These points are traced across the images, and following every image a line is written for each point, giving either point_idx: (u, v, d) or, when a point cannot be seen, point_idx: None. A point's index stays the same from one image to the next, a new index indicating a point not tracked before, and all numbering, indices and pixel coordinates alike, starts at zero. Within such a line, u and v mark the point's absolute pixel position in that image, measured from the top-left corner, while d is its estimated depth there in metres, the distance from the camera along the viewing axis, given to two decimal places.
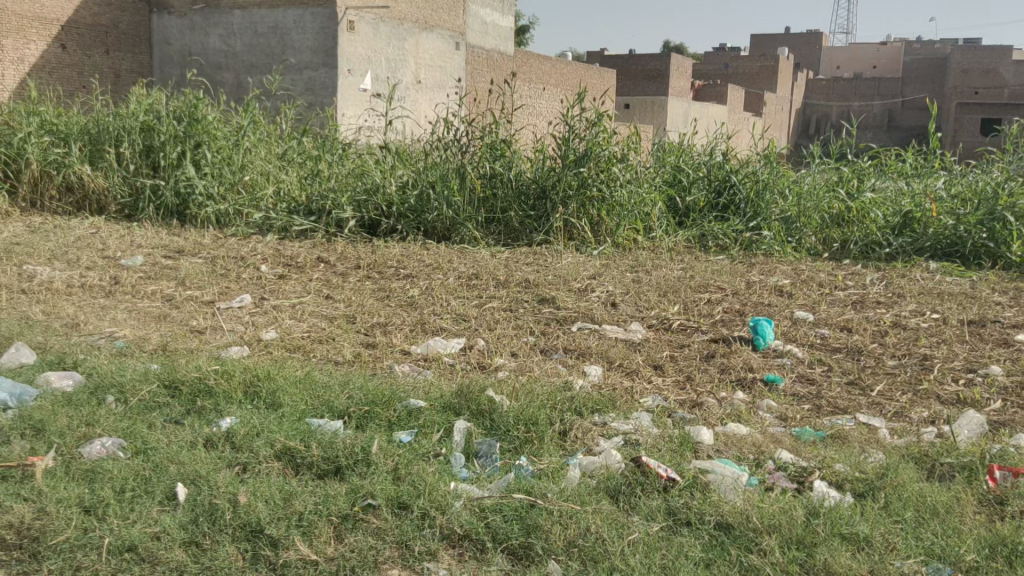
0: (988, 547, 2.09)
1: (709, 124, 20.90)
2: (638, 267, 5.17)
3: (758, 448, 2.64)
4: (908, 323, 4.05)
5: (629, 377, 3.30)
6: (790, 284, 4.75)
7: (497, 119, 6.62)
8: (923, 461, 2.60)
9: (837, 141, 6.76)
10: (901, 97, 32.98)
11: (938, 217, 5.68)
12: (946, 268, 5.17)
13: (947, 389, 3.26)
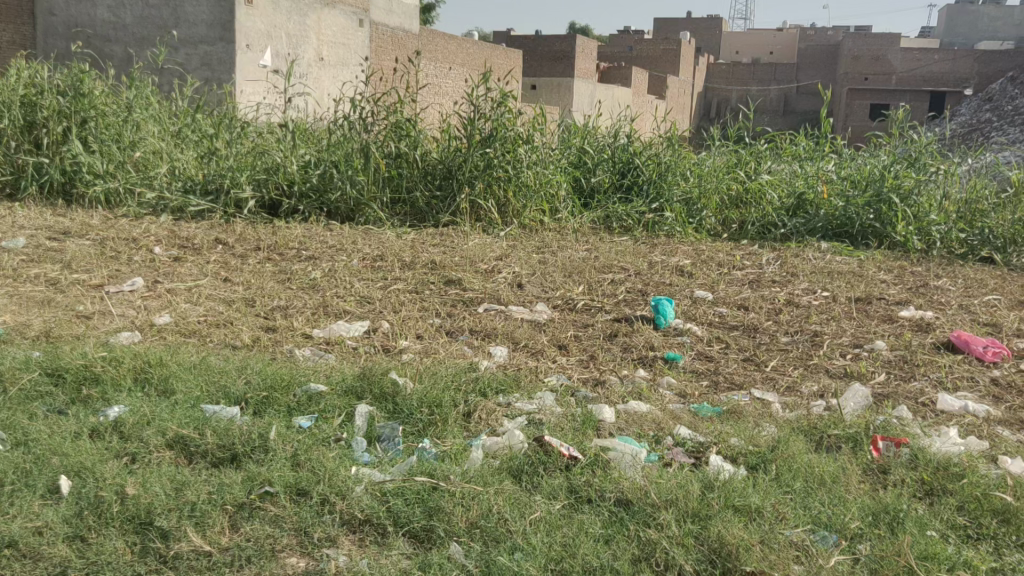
0: (871, 514, 2.20)
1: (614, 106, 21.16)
2: (544, 247, 5.21)
3: (657, 425, 2.71)
4: (800, 301, 4.20)
5: (534, 357, 3.33)
6: (691, 264, 4.87)
7: (402, 98, 6.54)
8: (812, 433, 2.72)
9: (735, 125, 6.94)
10: (796, 82, 34.03)
11: (829, 199, 5.89)
12: (836, 248, 5.40)
13: (836, 364, 3.41)
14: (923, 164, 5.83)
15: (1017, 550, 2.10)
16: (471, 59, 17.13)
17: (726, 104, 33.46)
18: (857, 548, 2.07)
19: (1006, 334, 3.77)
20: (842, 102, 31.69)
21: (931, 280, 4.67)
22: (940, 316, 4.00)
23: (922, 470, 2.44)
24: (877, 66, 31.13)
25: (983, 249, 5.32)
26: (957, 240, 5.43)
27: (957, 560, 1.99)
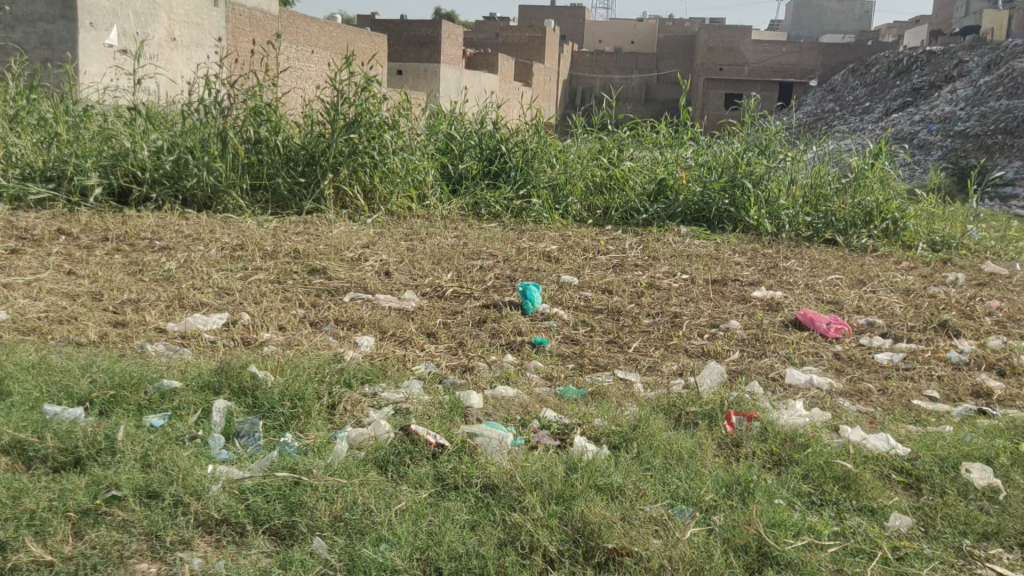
0: (725, 486, 2.31)
1: (481, 93, 21.20)
2: (412, 234, 5.18)
3: (524, 409, 2.74)
4: (662, 284, 4.34)
5: (401, 346, 3.30)
6: (557, 249, 4.94)
7: (262, 81, 6.32)
8: (672, 411, 2.83)
9: (600, 113, 7.09)
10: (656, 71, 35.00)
11: (688, 184, 6.10)
12: (694, 232, 5.61)
13: (694, 344, 3.55)
14: (773, 151, 6.12)
15: (855, 513, 2.25)
16: (335, 42, 16.71)
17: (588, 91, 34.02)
18: (712, 520, 2.16)
19: (847, 312, 4.03)
20: (699, 92, 32.91)
21: (780, 261, 4.93)
22: (789, 296, 4.22)
23: (772, 442, 2.57)
24: (731, 57, 32.46)
25: (827, 232, 5.64)
26: (804, 223, 5.73)
27: (802, 526, 2.12)
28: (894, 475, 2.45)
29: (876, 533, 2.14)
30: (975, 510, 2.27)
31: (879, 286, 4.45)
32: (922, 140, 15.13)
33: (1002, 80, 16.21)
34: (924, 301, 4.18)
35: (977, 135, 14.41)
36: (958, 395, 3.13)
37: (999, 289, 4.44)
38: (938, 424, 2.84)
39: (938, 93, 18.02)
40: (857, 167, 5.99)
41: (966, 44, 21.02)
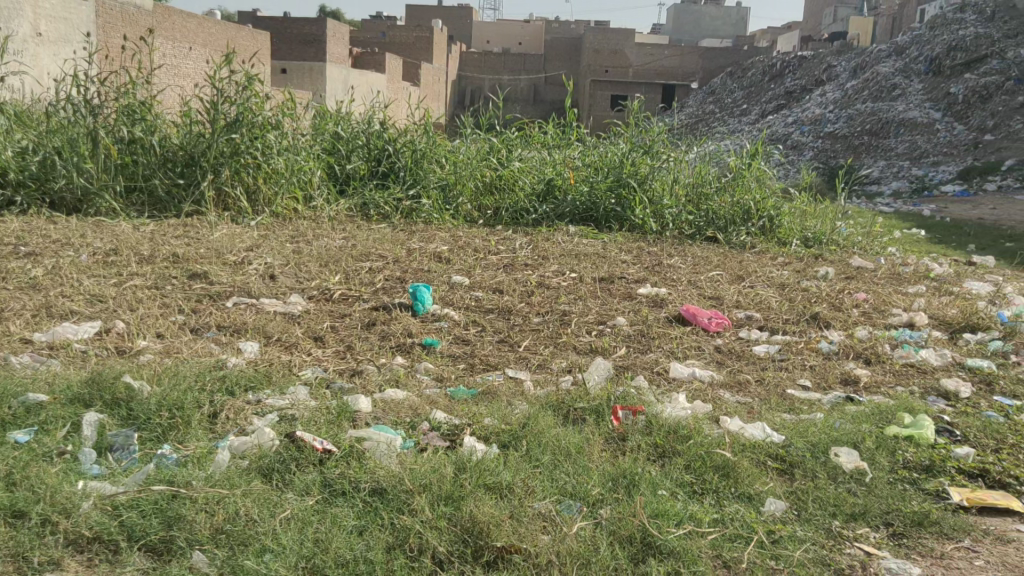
0: (611, 480, 2.36)
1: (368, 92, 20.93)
2: (299, 236, 5.08)
3: (414, 411, 2.73)
4: (551, 283, 4.40)
5: (287, 351, 3.23)
6: (448, 250, 4.94)
7: (135, 78, 6.07)
8: (560, 408, 2.87)
9: (488, 112, 7.11)
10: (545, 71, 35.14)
11: (575, 184, 6.20)
12: (582, 231, 5.71)
13: (583, 341, 3.61)
14: (656, 151, 6.28)
15: (734, 501, 2.35)
16: (214, 39, 16.18)
17: (478, 91, 34.09)
18: (599, 513, 2.20)
19: (727, 306, 4.19)
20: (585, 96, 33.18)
21: (665, 259, 5.07)
22: (672, 292, 4.35)
23: (656, 434, 2.65)
24: (615, 60, 32.91)
25: (708, 230, 5.85)
26: (686, 222, 5.91)
27: (684, 515, 2.19)
28: (770, 462, 2.56)
29: (753, 518, 2.23)
30: (844, 492, 2.40)
31: (757, 281, 4.64)
32: (795, 141, 15.89)
33: (867, 84, 17.17)
34: (797, 295, 4.38)
35: (845, 137, 15.25)
36: (828, 383, 3.30)
37: (865, 282, 4.70)
38: (809, 411, 2.99)
39: (810, 96, 18.95)
40: (735, 167, 6.20)
41: (835, 49, 22.16)
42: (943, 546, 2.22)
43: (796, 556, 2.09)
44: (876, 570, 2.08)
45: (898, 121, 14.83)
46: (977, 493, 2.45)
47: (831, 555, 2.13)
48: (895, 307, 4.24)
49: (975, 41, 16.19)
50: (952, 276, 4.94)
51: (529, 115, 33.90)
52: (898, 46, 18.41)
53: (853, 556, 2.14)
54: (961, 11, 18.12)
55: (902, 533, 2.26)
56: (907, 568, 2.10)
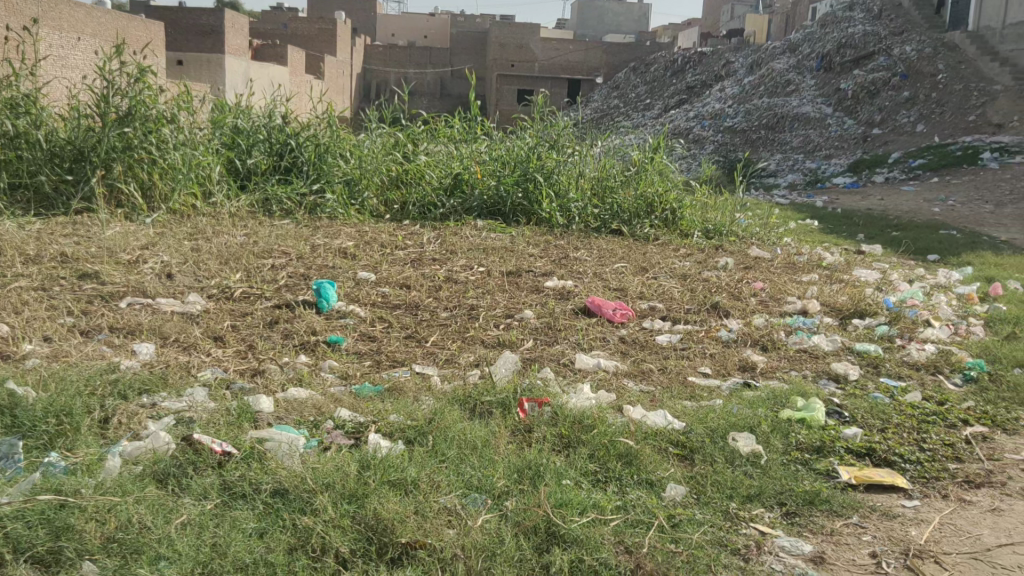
0: (517, 472, 2.38)
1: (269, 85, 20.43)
2: (198, 233, 4.93)
3: (317, 410, 2.69)
4: (458, 278, 4.40)
5: (185, 352, 3.13)
6: (353, 245, 4.88)
7: (18, 70, 5.77)
8: (467, 402, 2.88)
9: (393, 106, 7.04)
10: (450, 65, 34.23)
11: (483, 178, 6.19)
12: (490, 225, 5.72)
13: (490, 334, 3.62)
14: (562, 146, 6.34)
15: (636, 487, 2.40)
16: (104, 28, 15.49)
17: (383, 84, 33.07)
18: (504, 505, 2.22)
19: (631, 297, 4.27)
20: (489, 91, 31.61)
21: (571, 252, 5.14)
22: (578, 285, 4.41)
23: (561, 425, 2.68)
24: (518, 53, 31.12)
25: (613, 223, 5.95)
26: (592, 215, 5.99)
27: (587, 503, 2.23)
28: (671, 448, 2.63)
29: (654, 504, 2.29)
30: (741, 475, 2.49)
31: (660, 272, 4.75)
32: (697, 135, 16.28)
33: (763, 79, 17.73)
34: (698, 285, 4.50)
35: (744, 131, 15.73)
36: (727, 369, 3.41)
37: (762, 271, 4.87)
38: (709, 398, 3.08)
39: (710, 91, 19.45)
40: (638, 162, 6.30)
41: (734, 45, 22.80)
42: (833, 523, 2.32)
43: (695, 539, 2.15)
44: (769, 549, 2.17)
45: (793, 116, 15.40)
46: (864, 471, 2.57)
47: (728, 536, 2.21)
48: (790, 295, 4.40)
49: (863, 38, 16.92)
50: (842, 264, 5.17)
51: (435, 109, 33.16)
52: (791, 43, 19.08)
53: (748, 536, 2.22)
54: (851, 9, 18.90)
55: (794, 512, 2.36)
56: (798, 545, 2.19)
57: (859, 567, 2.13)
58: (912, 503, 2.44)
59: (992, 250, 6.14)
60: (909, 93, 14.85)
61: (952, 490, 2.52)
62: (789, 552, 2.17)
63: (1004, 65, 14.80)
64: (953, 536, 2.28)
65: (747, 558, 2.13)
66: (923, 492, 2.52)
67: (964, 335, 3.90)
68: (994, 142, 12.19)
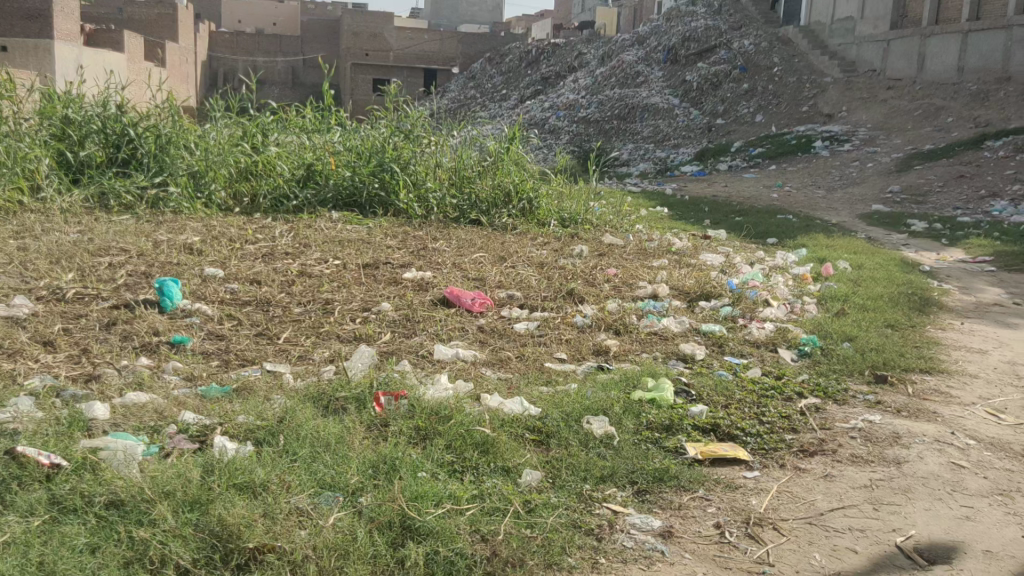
0: (372, 467, 2.34)
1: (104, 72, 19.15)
2: (25, 231, 4.57)
3: (158, 414, 2.55)
4: (312, 271, 4.28)
5: (10, 359, 2.90)
6: (200, 241, 4.66)
7: None
8: (321, 399, 2.80)
9: (240, 94, 6.77)
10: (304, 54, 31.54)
11: (337, 169, 6.05)
12: (345, 217, 5.60)
13: (346, 329, 3.55)
14: (417, 136, 6.27)
15: (493, 475, 2.41)
16: None
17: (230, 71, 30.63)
18: (358, 502, 2.18)
19: (489, 287, 4.28)
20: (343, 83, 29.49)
21: (429, 242, 5.10)
22: (437, 276, 4.38)
23: (418, 417, 2.66)
24: (373, 42, 28.82)
25: (471, 213, 5.96)
26: (450, 206, 5.98)
27: (443, 494, 2.21)
28: (527, 434, 2.66)
29: (510, 490, 2.30)
30: (594, 457, 2.54)
31: (518, 261, 4.79)
32: (552, 125, 16.53)
33: (614, 70, 18.15)
34: (555, 273, 4.57)
35: (597, 121, 16.11)
36: (582, 354, 3.49)
37: (615, 258, 5.00)
38: (565, 382, 3.14)
39: (565, 82, 19.81)
40: (495, 152, 6.32)
41: (587, 37, 23.28)
42: (680, 498, 2.41)
43: (549, 522, 2.18)
44: (621, 527, 2.23)
45: (643, 106, 15.90)
46: (710, 446, 2.68)
47: (582, 517, 2.25)
48: (641, 280, 4.54)
49: (706, 32, 17.68)
50: (690, 249, 5.37)
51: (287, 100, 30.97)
52: (640, 36, 19.70)
53: (602, 516, 2.27)
54: (694, 4, 19.70)
55: (645, 490, 2.43)
56: (649, 521, 2.26)
57: (704, 538, 2.22)
58: (752, 474, 2.57)
59: (824, 232, 6.56)
60: (749, 85, 15.67)
61: (789, 459, 2.66)
62: (640, 528, 2.23)
63: (833, 59, 15.84)
64: (789, 503, 2.40)
65: (600, 537, 2.18)
66: (763, 463, 2.65)
67: (800, 313, 4.14)
68: (825, 131, 13.02)
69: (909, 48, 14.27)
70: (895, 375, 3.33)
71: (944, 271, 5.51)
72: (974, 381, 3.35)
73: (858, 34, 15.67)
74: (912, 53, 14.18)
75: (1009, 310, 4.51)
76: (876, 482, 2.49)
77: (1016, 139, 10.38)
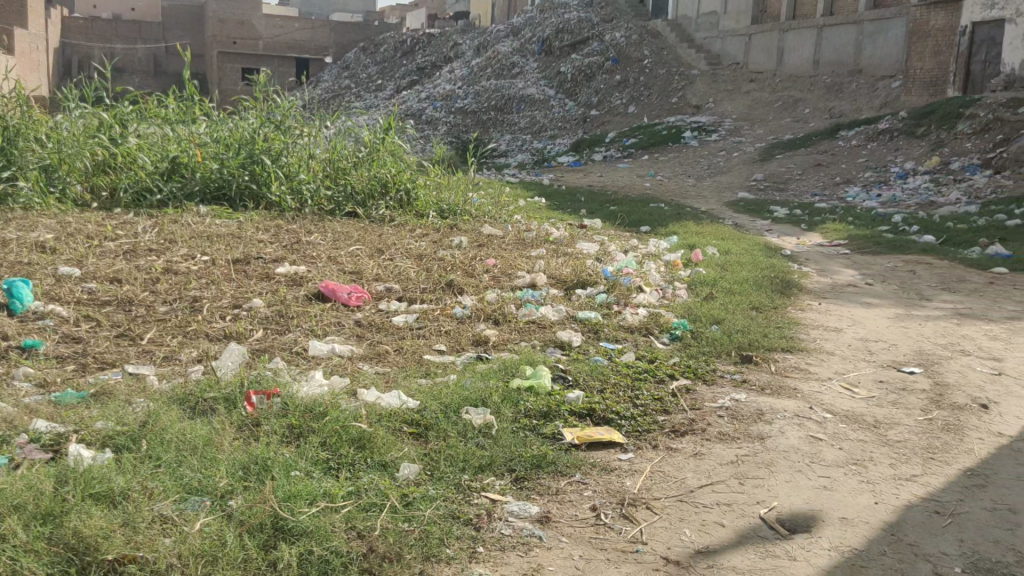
0: (242, 469, 2.26)
1: None
2: None
3: (7, 424, 2.39)
4: (178, 268, 4.10)
5: None
6: (53, 238, 4.39)
7: None
8: (188, 400, 2.69)
9: (95, 83, 6.40)
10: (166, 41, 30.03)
11: (203, 161, 5.81)
12: (214, 211, 5.39)
13: (215, 327, 3.41)
14: (288, 127, 6.10)
15: (370, 470, 2.37)
16: None
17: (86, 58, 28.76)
18: (227, 505, 2.10)
19: (366, 280, 4.21)
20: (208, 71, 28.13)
21: (303, 236, 4.98)
22: (311, 270, 4.28)
23: (291, 415, 2.59)
24: (241, 30, 26.94)
25: (347, 205, 5.85)
26: (325, 198, 5.85)
27: (317, 492, 2.16)
28: (404, 428, 2.62)
29: (387, 485, 2.27)
30: (473, 447, 2.54)
31: (395, 253, 4.74)
32: (429, 115, 16.39)
33: (489, 61, 18.16)
34: (433, 265, 4.54)
35: (474, 112, 16.10)
36: (461, 345, 3.48)
37: (494, 248, 5.02)
38: (443, 374, 3.13)
39: (440, 73, 19.72)
40: (369, 143, 6.22)
41: (461, 28, 23.26)
42: (558, 483, 2.44)
43: (427, 515, 2.16)
44: (499, 515, 2.24)
45: (519, 98, 16.02)
46: (586, 431, 2.72)
47: (460, 507, 2.24)
48: (519, 270, 4.56)
49: (578, 24, 17.98)
50: (566, 239, 5.45)
51: (150, 89, 29.50)
52: (513, 27, 19.85)
53: (479, 505, 2.27)
54: None
55: (523, 477, 2.45)
56: (526, 508, 2.28)
57: (581, 521, 2.25)
58: (627, 456, 2.63)
59: (693, 220, 6.79)
60: (621, 77, 16.05)
61: (661, 440, 2.74)
62: (517, 515, 2.25)
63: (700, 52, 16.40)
64: (662, 482, 2.46)
65: (478, 527, 2.18)
66: (637, 444, 2.71)
67: (671, 298, 4.27)
68: (694, 121, 13.48)
69: (769, 42, 14.93)
70: (759, 355, 3.48)
71: (803, 255, 5.81)
72: (830, 358, 3.55)
73: (722, 29, 16.26)
74: (773, 47, 14.84)
75: (862, 290, 4.79)
76: (742, 458, 2.60)
77: (867, 129, 11.05)
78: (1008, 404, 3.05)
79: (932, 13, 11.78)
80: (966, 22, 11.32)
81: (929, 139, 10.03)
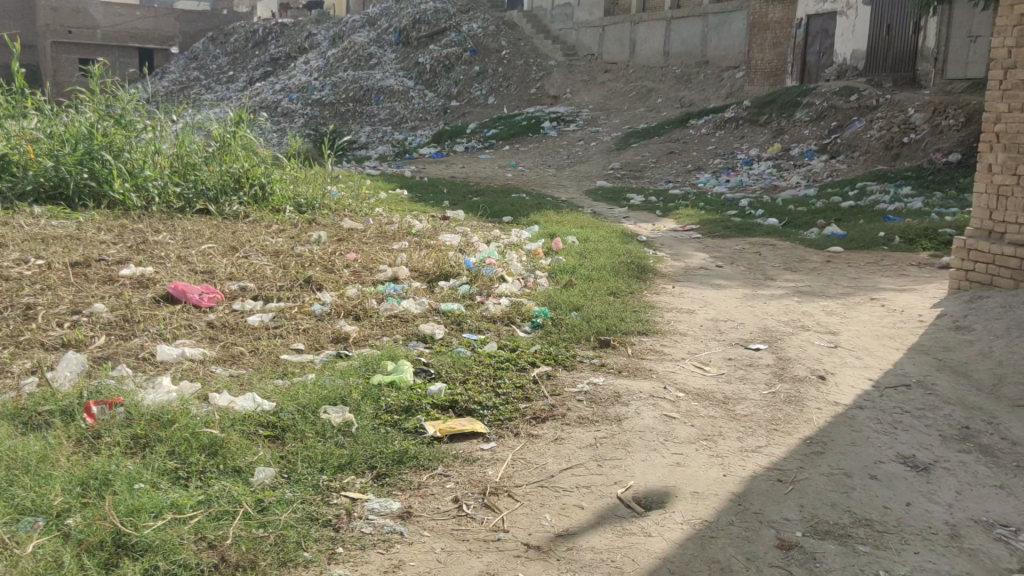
0: (79, 485, 2.12)
1: None
2: None
3: None
4: (9, 274, 3.81)
5: None
6: None
7: None
8: (20, 415, 2.50)
9: None
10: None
11: (36, 160, 5.43)
12: (51, 212, 5.05)
13: (51, 335, 3.19)
14: (130, 121, 5.78)
15: (221, 477, 2.27)
16: None
17: None
18: (64, 524, 1.97)
19: (219, 279, 4.05)
20: (42, 62, 26.19)
21: (150, 235, 4.74)
22: (159, 271, 4.07)
23: (136, 425, 2.45)
24: (76, 19, 25.25)
25: (197, 202, 5.62)
26: (173, 195, 5.59)
27: (164, 504, 2.05)
28: (260, 431, 2.53)
29: (240, 491, 2.18)
30: (332, 447, 2.48)
31: (250, 250, 4.58)
32: (287, 107, 15.91)
33: (346, 51, 17.79)
34: (290, 261, 4.41)
35: (332, 103, 15.74)
36: (320, 343, 3.39)
37: (354, 242, 4.93)
38: (301, 373, 3.04)
39: (296, 64, 19.16)
40: (220, 136, 5.99)
41: (315, 18, 22.70)
42: (419, 477, 2.42)
43: (283, 519, 2.10)
44: (359, 514, 2.20)
45: (379, 89, 15.80)
46: (448, 423, 2.72)
47: (318, 509, 2.18)
48: (381, 263, 4.51)
49: (435, 15, 17.79)
50: (429, 231, 5.41)
51: None
52: (370, 18, 19.59)
53: (338, 505, 2.22)
54: None
55: (384, 473, 2.41)
56: (387, 505, 2.24)
57: (443, 514, 2.24)
58: (488, 445, 2.64)
59: (553, 209, 6.89)
60: (480, 68, 16.13)
61: (522, 427, 2.77)
62: (378, 513, 2.21)
63: (556, 43, 16.70)
64: (523, 469, 2.49)
65: (337, 527, 2.13)
66: (499, 433, 2.73)
67: (532, 287, 4.31)
68: (554, 112, 13.69)
69: (622, 33, 15.35)
70: (616, 339, 3.57)
71: (658, 240, 6.00)
72: (683, 339, 3.68)
73: (577, 20, 16.62)
74: (625, 38, 15.27)
75: (712, 272, 4.98)
76: (601, 440, 2.65)
77: (716, 117, 11.54)
78: (843, 374, 3.27)
79: (770, 6, 12.45)
80: (801, 15, 12.03)
81: (772, 127, 10.58)
